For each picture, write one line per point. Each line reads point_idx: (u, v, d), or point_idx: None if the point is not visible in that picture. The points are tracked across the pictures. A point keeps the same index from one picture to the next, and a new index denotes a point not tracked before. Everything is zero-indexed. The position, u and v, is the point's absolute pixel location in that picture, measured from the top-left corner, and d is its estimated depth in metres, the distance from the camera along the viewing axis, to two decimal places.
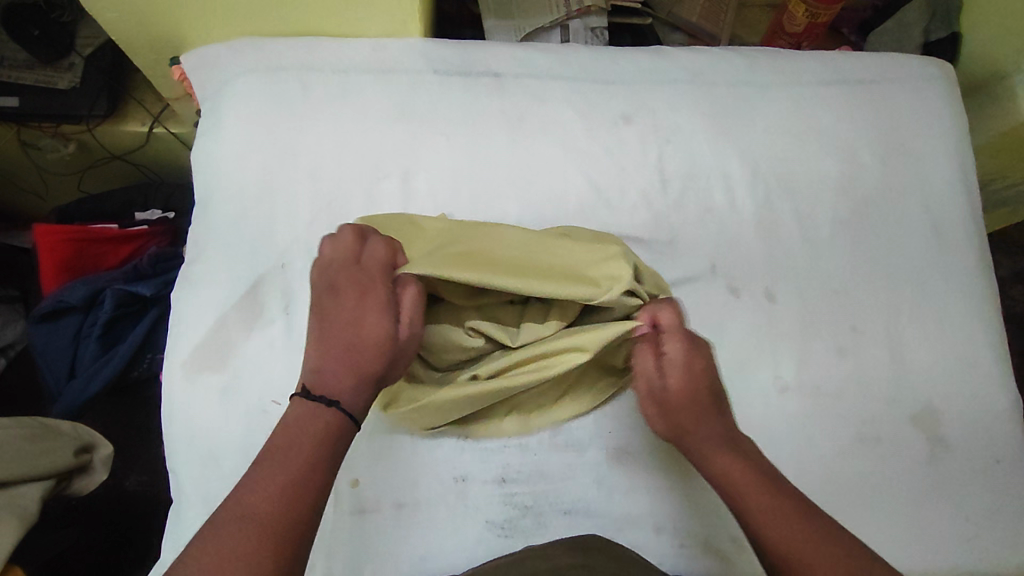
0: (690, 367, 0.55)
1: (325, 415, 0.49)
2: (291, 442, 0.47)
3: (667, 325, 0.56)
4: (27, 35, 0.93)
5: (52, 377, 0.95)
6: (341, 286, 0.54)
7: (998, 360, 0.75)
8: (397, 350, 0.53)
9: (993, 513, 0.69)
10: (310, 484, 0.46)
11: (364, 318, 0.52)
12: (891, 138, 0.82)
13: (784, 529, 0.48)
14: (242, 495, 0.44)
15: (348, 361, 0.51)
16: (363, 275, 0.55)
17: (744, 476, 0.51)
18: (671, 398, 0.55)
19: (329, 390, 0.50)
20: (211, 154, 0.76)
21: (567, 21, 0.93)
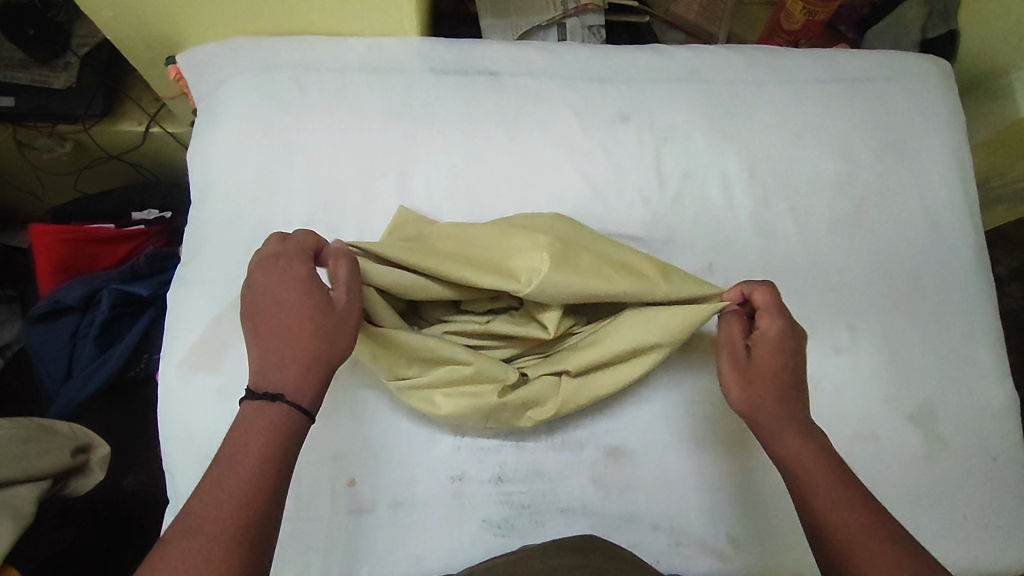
0: (784, 347, 0.58)
1: (271, 415, 0.49)
2: (240, 448, 0.47)
3: (763, 307, 0.60)
4: (22, 35, 0.94)
5: (49, 377, 0.95)
6: (264, 276, 0.53)
7: (995, 358, 0.75)
8: (334, 325, 0.53)
9: (991, 511, 0.68)
10: (262, 489, 0.46)
11: (293, 303, 0.52)
12: (888, 136, 0.82)
13: (844, 509, 0.51)
14: (197, 505, 0.45)
15: (288, 348, 0.51)
16: (285, 261, 0.54)
17: (814, 458, 0.54)
18: (755, 371, 0.58)
19: (274, 383, 0.50)
20: (206, 153, 0.76)
21: (564, 19, 0.92)
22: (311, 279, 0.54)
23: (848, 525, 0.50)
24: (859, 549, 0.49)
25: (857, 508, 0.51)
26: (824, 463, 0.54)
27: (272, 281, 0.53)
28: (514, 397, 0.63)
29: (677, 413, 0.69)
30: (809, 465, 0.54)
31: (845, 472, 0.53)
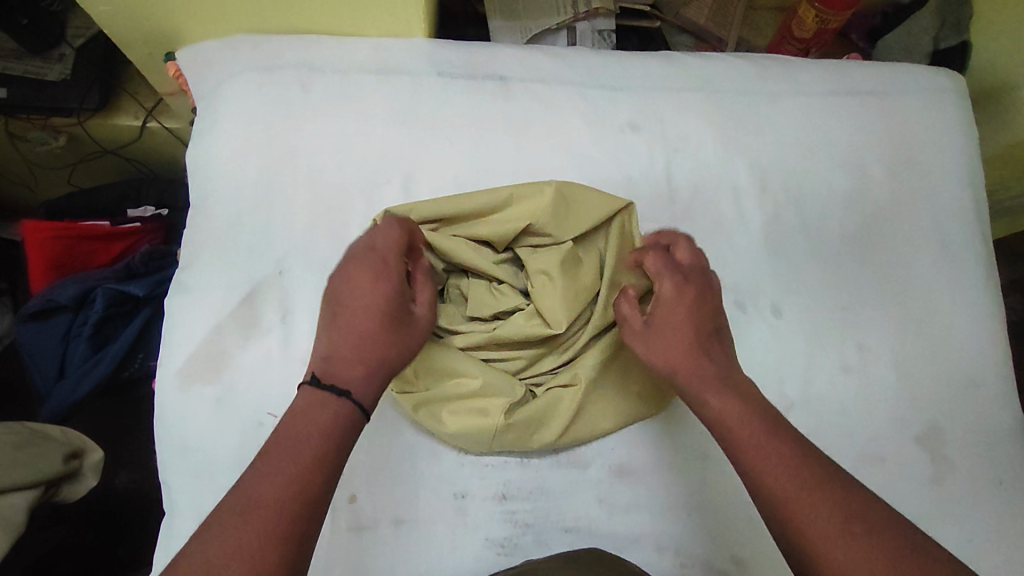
0: (680, 304, 0.58)
1: (336, 406, 0.49)
2: (303, 430, 0.48)
3: (653, 270, 0.61)
4: (15, 25, 0.88)
5: (41, 377, 0.93)
6: (359, 268, 0.56)
7: (1003, 379, 0.74)
8: (408, 334, 0.56)
9: (996, 535, 0.68)
10: (317, 476, 0.46)
11: (382, 304, 0.55)
12: (901, 151, 0.81)
13: (773, 461, 0.48)
14: (254, 478, 0.45)
15: (363, 345, 0.53)
16: (379, 258, 0.57)
17: (736, 408, 0.52)
18: (662, 333, 0.58)
19: (341, 377, 0.51)
20: (206, 155, 0.74)
21: (575, 22, 0.91)
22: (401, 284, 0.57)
23: (777, 476, 0.47)
24: (798, 505, 0.46)
25: (788, 457, 0.48)
26: (749, 416, 0.51)
27: (366, 276, 0.55)
28: (521, 415, 0.63)
29: (685, 431, 0.68)
30: (732, 419, 0.52)
31: (776, 423, 0.51)
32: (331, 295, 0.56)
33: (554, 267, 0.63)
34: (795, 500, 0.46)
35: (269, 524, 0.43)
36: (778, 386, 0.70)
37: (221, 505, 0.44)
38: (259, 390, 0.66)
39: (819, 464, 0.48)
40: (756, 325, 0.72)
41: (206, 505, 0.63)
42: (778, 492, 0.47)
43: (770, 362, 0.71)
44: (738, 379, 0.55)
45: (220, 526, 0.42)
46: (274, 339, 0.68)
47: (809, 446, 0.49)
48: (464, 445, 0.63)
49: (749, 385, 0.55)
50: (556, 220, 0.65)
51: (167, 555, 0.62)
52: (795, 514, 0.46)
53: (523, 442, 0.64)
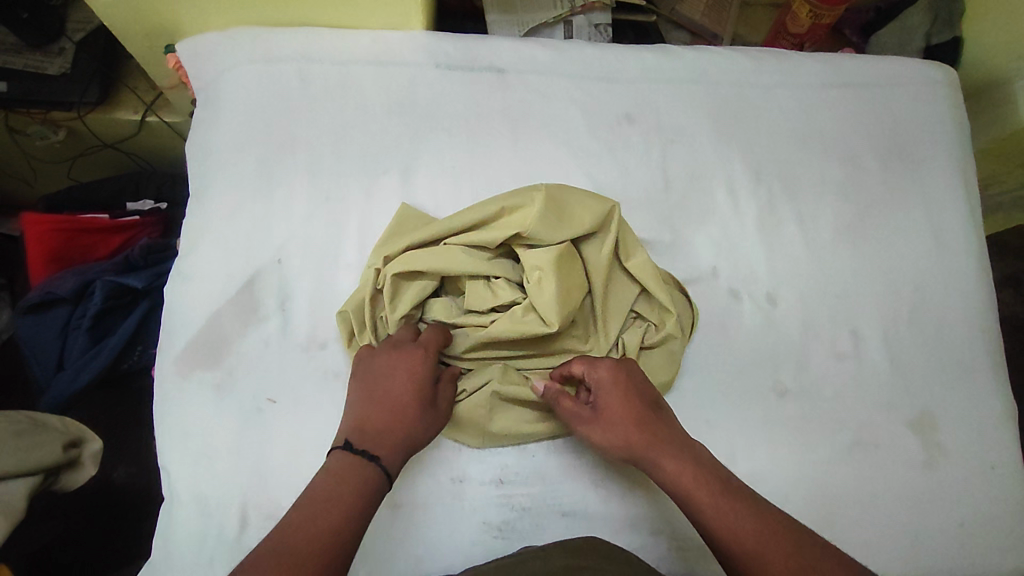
0: (620, 389, 0.58)
1: (366, 470, 0.52)
2: (335, 487, 0.50)
3: (582, 368, 0.60)
4: (15, 19, 0.89)
5: (40, 369, 0.93)
6: (399, 355, 0.60)
7: (994, 367, 0.75)
8: (431, 423, 0.59)
9: (988, 519, 0.69)
10: (349, 532, 0.48)
11: (417, 389, 0.58)
12: (894, 143, 0.82)
13: (734, 526, 0.49)
14: (291, 529, 0.47)
15: (393, 420, 0.56)
16: (421, 348, 0.61)
17: (694, 477, 0.53)
18: (614, 424, 0.57)
19: (371, 445, 0.54)
20: (206, 145, 0.74)
21: (571, 16, 0.92)
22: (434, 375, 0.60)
23: (742, 537, 0.49)
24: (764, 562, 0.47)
25: (747, 519, 0.49)
26: (705, 482, 0.52)
27: (404, 362, 0.60)
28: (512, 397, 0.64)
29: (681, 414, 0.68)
30: (694, 491, 0.52)
31: (727, 485, 0.52)
32: (371, 375, 0.59)
33: (547, 260, 0.63)
34: (760, 559, 0.48)
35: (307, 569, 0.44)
36: (772, 372, 0.71)
37: (255, 552, 0.45)
38: (258, 377, 0.66)
39: (770, 517, 0.50)
40: (750, 313, 0.73)
41: (205, 489, 0.63)
42: (745, 554, 0.48)
43: (765, 349, 0.71)
44: (690, 446, 0.56)
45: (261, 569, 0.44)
46: (273, 326, 0.68)
47: (757, 502, 0.51)
48: (455, 434, 0.64)
49: (700, 447, 0.56)
50: (547, 219, 0.65)
51: (166, 540, 0.63)
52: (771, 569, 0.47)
53: (516, 432, 0.64)
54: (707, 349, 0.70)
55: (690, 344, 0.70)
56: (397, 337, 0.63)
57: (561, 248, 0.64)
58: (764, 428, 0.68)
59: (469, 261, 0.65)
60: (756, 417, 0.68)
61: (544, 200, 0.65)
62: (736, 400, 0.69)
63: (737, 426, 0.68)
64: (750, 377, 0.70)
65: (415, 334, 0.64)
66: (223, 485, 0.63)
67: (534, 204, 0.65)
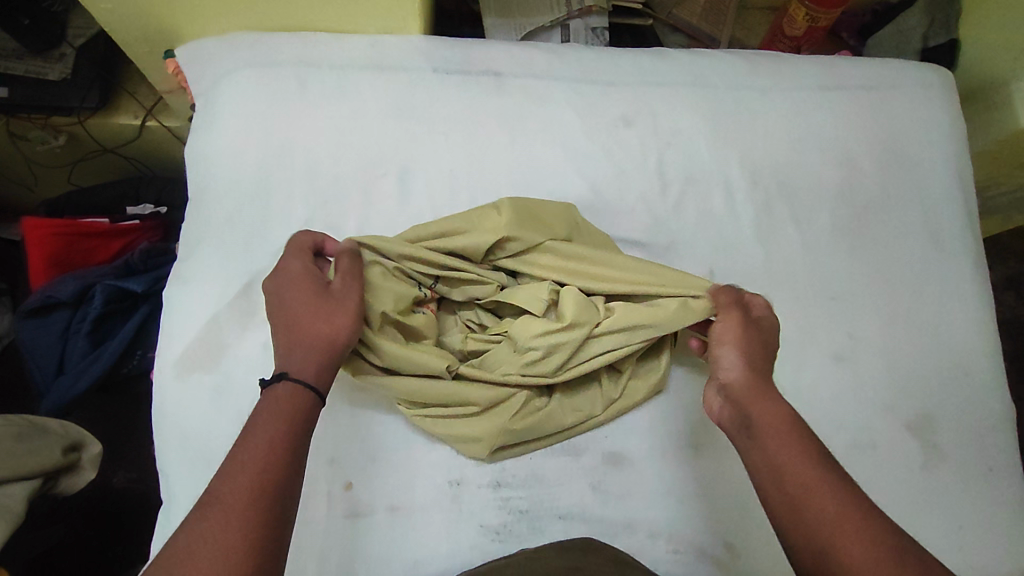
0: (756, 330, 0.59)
1: (285, 392, 0.50)
2: (257, 422, 0.48)
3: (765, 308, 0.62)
4: (17, 25, 0.90)
5: (40, 373, 0.92)
6: (275, 283, 0.57)
7: (992, 368, 0.75)
8: (336, 308, 0.56)
9: (987, 521, 0.69)
10: (280, 461, 0.46)
11: (300, 290, 0.56)
12: (890, 145, 0.82)
13: (807, 472, 0.48)
14: (220, 480, 0.45)
15: (296, 331, 0.54)
16: (289, 263, 0.58)
17: (790, 428, 0.51)
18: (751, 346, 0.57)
19: (281, 364, 0.52)
20: (205, 149, 0.75)
21: (568, 20, 0.92)
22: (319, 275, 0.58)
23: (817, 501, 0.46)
24: (811, 504, 0.46)
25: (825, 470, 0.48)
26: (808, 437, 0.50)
27: (278, 281, 0.57)
28: (525, 421, 0.64)
29: (675, 419, 0.69)
30: (781, 431, 0.50)
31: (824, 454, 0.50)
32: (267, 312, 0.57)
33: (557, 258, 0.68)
34: (803, 496, 0.47)
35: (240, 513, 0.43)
36: None
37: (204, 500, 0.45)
38: (256, 380, 0.66)
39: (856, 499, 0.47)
40: None
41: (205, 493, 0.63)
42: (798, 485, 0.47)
43: None
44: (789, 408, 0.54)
45: (191, 528, 0.42)
46: (271, 330, 0.68)
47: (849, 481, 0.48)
48: (465, 453, 0.64)
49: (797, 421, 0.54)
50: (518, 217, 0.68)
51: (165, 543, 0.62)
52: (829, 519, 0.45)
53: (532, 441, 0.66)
54: None
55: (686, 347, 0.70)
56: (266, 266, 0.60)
57: (547, 245, 0.68)
58: None
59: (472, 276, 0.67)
60: None
61: (509, 203, 0.68)
62: None
63: None
64: None
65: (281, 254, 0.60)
66: None
67: (501, 203, 0.68)
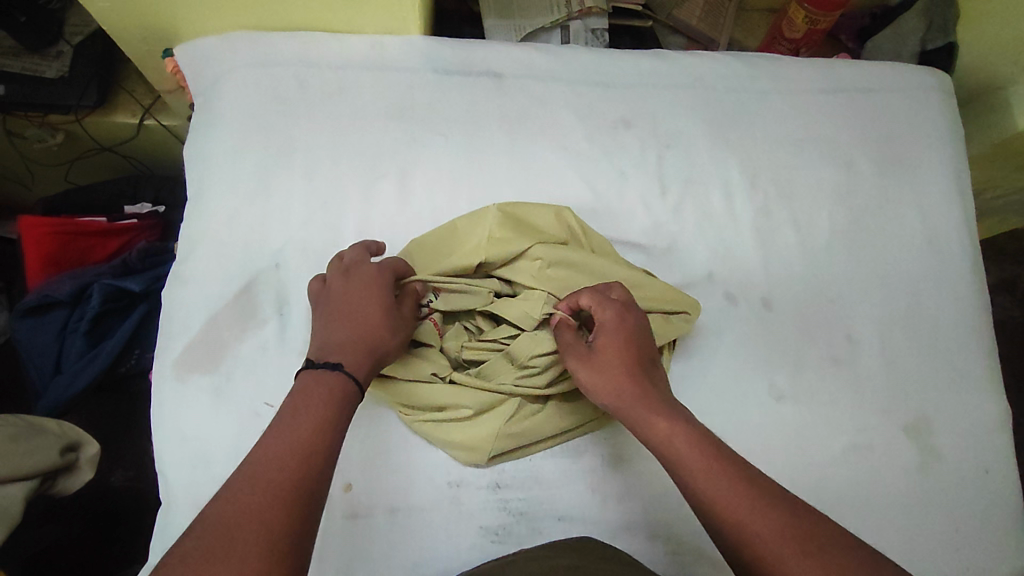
0: (604, 335, 0.59)
1: (333, 380, 0.52)
2: (302, 405, 0.50)
3: (592, 300, 0.60)
4: (14, 23, 0.89)
5: (37, 373, 0.92)
6: (353, 279, 0.60)
7: (989, 371, 0.76)
8: (399, 331, 0.60)
9: (981, 522, 0.69)
10: (321, 446, 0.48)
11: (381, 301, 0.59)
12: (888, 148, 0.82)
13: (701, 484, 0.50)
14: (263, 453, 0.46)
15: (358, 333, 0.57)
16: (372, 266, 0.61)
17: (676, 443, 0.52)
18: (602, 363, 0.57)
19: (337, 357, 0.54)
20: (205, 148, 0.74)
21: (568, 21, 0.92)
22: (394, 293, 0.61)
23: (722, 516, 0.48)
24: (727, 518, 0.48)
25: (721, 477, 0.50)
26: (695, 448, 0.51)
27: (359, 283, 0.60)
28: (520, 425, 0.64)
29: None
30: (671, 448, 0.52)
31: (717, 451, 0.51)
32: (329, 303, 0.59)
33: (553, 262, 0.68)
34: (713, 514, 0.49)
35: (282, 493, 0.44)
36: (768, 376, 0.71)
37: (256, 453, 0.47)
38: (255, 381, 0.66)
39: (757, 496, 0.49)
40: (746, 316, 0.73)
41: (204, 494, 0.63)
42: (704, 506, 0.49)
43: (761, 353, 0.72)
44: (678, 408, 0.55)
45: (233, 499, 0.43)
46: (271, 331, 0.68)
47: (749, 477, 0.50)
48: (460, 458, 0.64)
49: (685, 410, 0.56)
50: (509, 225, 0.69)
51: (163, 544, 0.62)
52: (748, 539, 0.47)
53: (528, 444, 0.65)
54: (706, 353, 0.71)
55: (686, 348, 0.71)
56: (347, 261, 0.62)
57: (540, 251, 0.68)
58: (761, 430, 0.69)
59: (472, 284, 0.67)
60: (751, 421, 0.69)
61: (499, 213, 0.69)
62: (733, 407, 0.69)
63: (733, 431, 0.68)
64: (747, 380, 0.70)
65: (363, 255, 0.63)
66: None
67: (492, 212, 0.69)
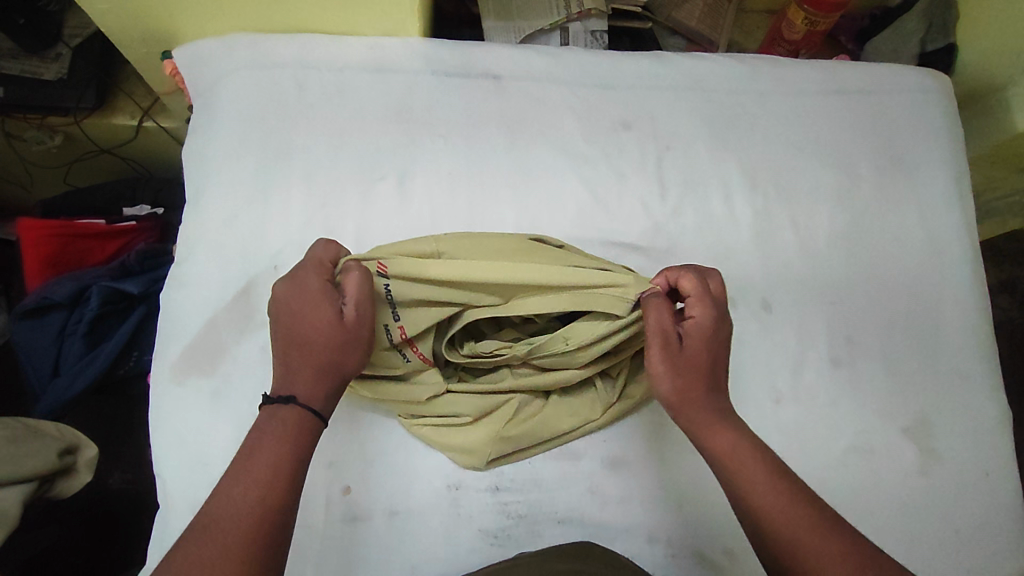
0: (698, 331, 0.55)
1: (288, 414, 0.50)
2: (258, 443, 0.49)
3: (694, 291, 0.57)
4: (13, 25, 0.88)
5: (35, 376, 0.92)
6: (287, 292, 0.55)
7: (990, 372, 0.75)
8: (347, 334, 0.54)
9: (982, 524, 0.69)
10: (281, 486, 0.47)
11: (312, 313, 0.54)
12: (888, 150, 0.82)
13: (772, 503, 0.49)
14: (221, 493, 0.46)
15: (304, 353, 0.53)
16: (304, 275, 0.56)
17: (748, 458, 0.52)
18: (691, 360, 0.54)
19: (288, 390, 0.52)
20: (203, 151, 0.74)
21: (567, 23, 0.92)
22: (334, 292, 0.56)
23: (792, 536, 0.48)
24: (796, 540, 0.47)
25: (789, 499, 0.49)
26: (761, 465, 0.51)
27: (287, 300, 0.55)
28: (520, 428, 0.64)
29: (673, 424, 0.68)
30: (738, 462, 0.52)
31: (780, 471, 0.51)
32: (273, 324, 0.55)
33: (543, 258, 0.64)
34: (779, 531, 0.48)
35: (236, 540, 0.44)
36: (768, 379, 0.71)
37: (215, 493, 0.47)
38: (253, 384, 0.66)
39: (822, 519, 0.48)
40: (746, 318, 0.73)
41: (201, 498, 0.62)
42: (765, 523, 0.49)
43: (761, 355, 0.72)
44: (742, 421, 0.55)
45: (187, 551, 0.43)
46: (269, 333, 0.68)
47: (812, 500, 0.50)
48: (462, 463, 0.64)
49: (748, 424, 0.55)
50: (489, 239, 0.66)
51: (161, 548, 0.62)
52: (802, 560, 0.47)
53: (529, 445, 0.65)
54: None
55: None
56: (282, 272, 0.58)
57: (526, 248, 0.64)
58: (762, 433, 0.68)
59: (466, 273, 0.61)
60: (752, 424, 0.68)
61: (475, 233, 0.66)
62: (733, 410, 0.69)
63: None
64: (747, 383, 0.70)
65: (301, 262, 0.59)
66: None
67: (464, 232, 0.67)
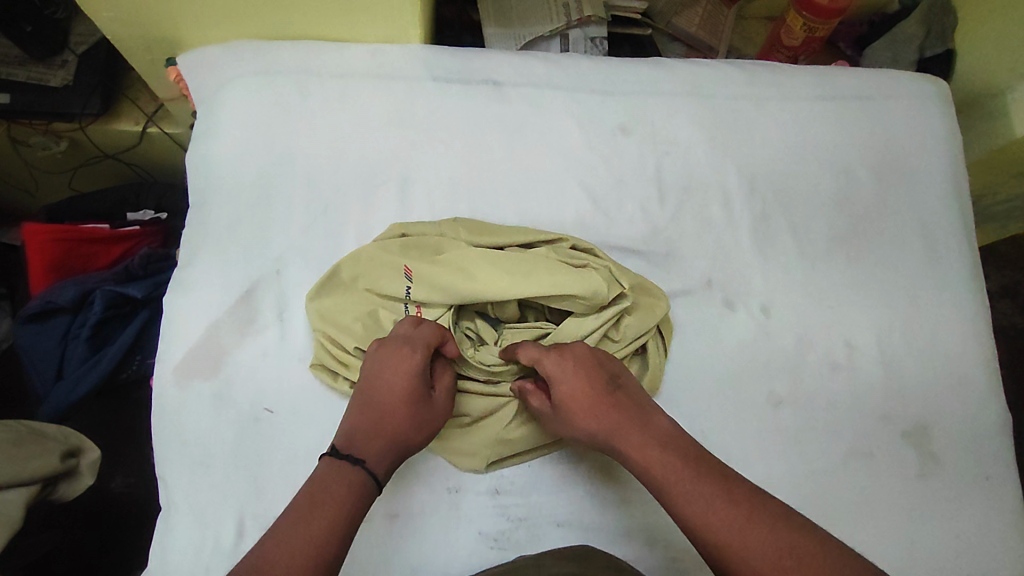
0: (565, 375, 0.58)
1: (353, 474, 0.52)
2: (322, 490, 0.50)
3: (531, 357, 0.60)
4: (20, 33, 0.90)
5: (40, 378, 0.93)
6: (391, 362, 0.58)
7: (989, 377, 0.76)
8: (425, 421, 0.58)
9: (983, 529, 0.69)
10: (333, 540, 0.47)
11: (403, 395, 0.57)
12: (886, 155, 0.83)
13: (690, 505, 0.49)
14: (287, 522, 0.48)
15: (383, 426, 0.55)
16: (411, 348, 0.58)
17: (660, 460, 0.52)
18: (572, 413, 0.57)
19: (358, 451, 0.54)
20: (206, 156, 0.75)
21: (567, 30, 0.93)
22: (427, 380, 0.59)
23: (714, 530, 0.47)
24: (718, 535, 0.47)
25: (704, 493, 0.49)
26: (674, 465, 0.52)
27: (393, 363, 0.58)
28: (521, 431, 0.64)
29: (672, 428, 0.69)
30: (652, 473, 0.52)
31: (699, 461, 0.52)
32: (367, 385, 0.58)
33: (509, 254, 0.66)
34: (705, 532, 0.48)
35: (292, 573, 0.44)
36: (766, 383, 0.71)
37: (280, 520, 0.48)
38: (256, 387, 0.67)
39: (748, 507, 0.48)
40: (744, 323, 0.73)
41: (203, 500, 0.63)
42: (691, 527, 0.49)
43: (759, 359, 0.72)
44: (654, 424, 0.55)
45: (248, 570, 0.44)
46: (271, 337, 0.69)
47: (726, 483, 0.50)
48: (461, 465, 0.64)
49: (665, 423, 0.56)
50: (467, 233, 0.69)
51: (163, 549, 0.63)
52: (727, 545, 0.47)
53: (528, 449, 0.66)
54: (704, 360, 0.71)
55: (684, 355, 0.71)
56: (391, 338, 0.60)
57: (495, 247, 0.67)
58: (760, 436, 0.69)
59: (428, 276, 0.65)
60: (750, 428, 0.69)
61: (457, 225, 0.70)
62: (732, 413, 0.69)
63: (732, 437, 0.68)
64: (745, 387, 0.70)
65: (410, 328, 0.61)
66: (220, 494, 0.63)
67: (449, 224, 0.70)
